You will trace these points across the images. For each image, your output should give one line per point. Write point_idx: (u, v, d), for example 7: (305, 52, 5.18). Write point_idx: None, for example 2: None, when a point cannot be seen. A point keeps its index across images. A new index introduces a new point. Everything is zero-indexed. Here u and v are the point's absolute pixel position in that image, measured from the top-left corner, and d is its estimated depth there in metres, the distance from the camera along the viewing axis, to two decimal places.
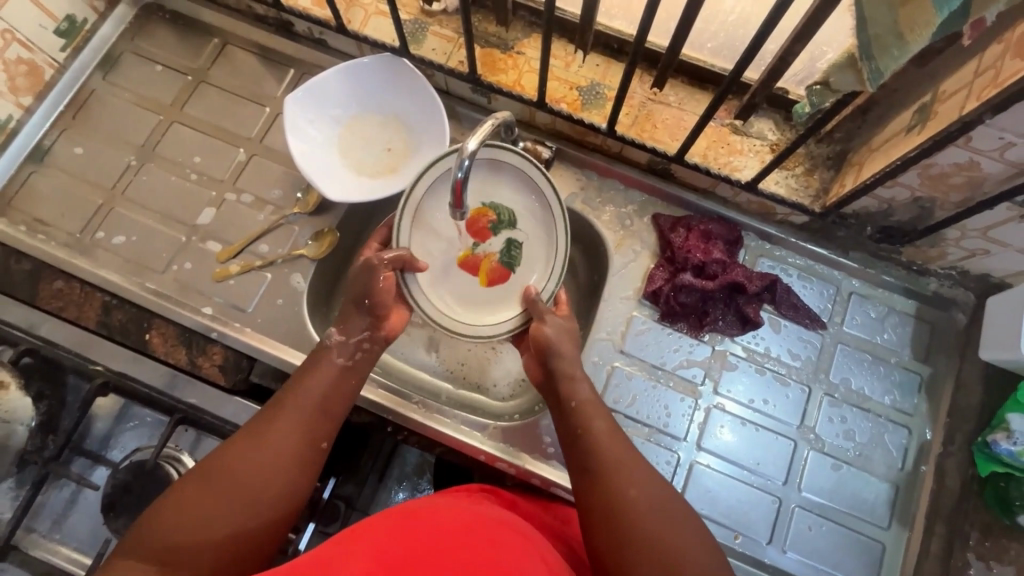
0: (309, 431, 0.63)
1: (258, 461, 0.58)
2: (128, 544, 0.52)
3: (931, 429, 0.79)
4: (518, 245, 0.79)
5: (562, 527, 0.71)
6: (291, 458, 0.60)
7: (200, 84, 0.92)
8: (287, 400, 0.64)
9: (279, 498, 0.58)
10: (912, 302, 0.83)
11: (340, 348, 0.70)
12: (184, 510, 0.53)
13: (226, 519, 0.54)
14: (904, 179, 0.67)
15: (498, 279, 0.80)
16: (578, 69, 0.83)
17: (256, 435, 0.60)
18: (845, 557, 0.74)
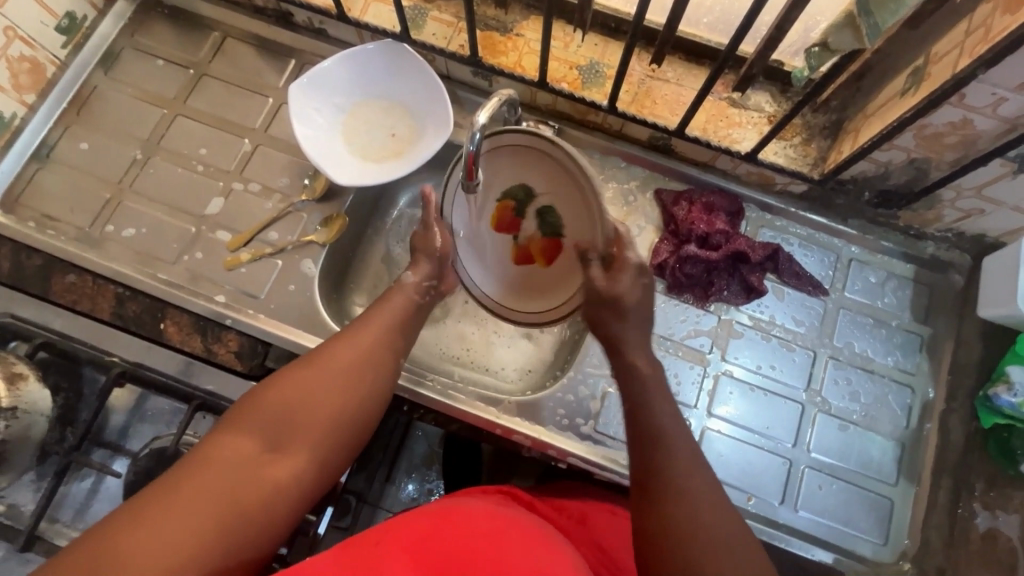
0: (389, 345, 0.68)
1: (349, 363, 0.63)
2: (233, 423, 0.56)
3: (934, 386, 0.81)
4: (548, 209, 0.74)
5: (576, 530, 0.70)
6: (375, 366, 0.65)
7: (203, 77, 0.93)
8: (372, 317, 0.70)
9: (367, 398, 0.63)
10: (910, 267, 0.85)
11: (416, 286, 0.75)
12: (287, 398, 0.58)
13: (319, 412, 0.59)
14: (900, 141, 0.69)
15: (555, 252, 0.76)
16: (577, 49, 0.85)
17: (345, 342, 0.65)
18: (856, 514, 0.77)
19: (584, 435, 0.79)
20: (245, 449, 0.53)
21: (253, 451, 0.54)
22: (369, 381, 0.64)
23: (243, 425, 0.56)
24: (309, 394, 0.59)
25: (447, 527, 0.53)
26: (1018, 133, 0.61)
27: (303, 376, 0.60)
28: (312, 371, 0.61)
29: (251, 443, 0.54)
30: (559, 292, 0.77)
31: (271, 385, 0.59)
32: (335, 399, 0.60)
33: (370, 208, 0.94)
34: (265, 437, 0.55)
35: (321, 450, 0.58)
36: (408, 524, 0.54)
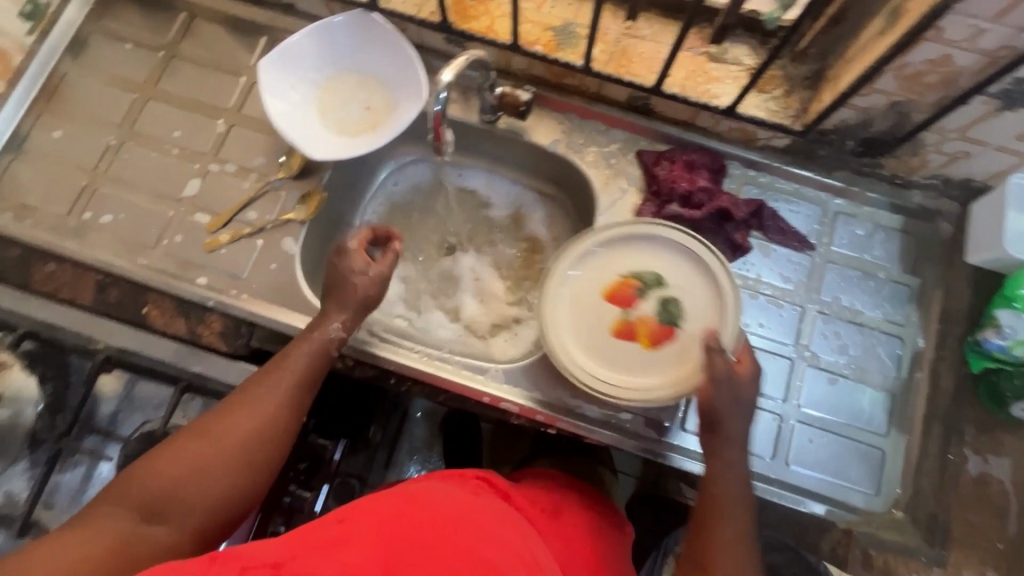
0: (293, 409, 0.65)
1: (241, 434, 0.61)
2: (113, 489, 0.54)
3: (924, 335, 0.80)
4: (673, 300, 0.75)
5: (547, 521, 0.69)
6: (274, 434, 0.63)
7: (173, 59, 0.91)
8: (278, 375, 0.66)
9: (258, 465, 0.61)
10: (897, 217, 0.84)
11: (335, 338, 0.71)
12: (173, 470, 0.56)
13: (211, 484, 0.57)
14: (880, 84, 0.67)
15: (665, 339, 0.74)
16: (550, 10, 0.83)
17: (245, 406, 0.62)
18: (848, 466, 0.76)
19: (574, 400, 0.78)
20: (116, 525, 0.52)
21: (126, 526, 0.53)
22: (265, 451, 0.62)
23: (121, 493, 0.54)
24: (195, 466, 0.57)
25: (412, 510, 0.55)
26: (999, 66, 0.60)
27: (191, 447, 0.58)
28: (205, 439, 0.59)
29: (126, 517, 0.53)
30: (665, 381, 0.72)
31: (157, 452, 0.57)
32: (223, 474, 0.58)
33: (350, 185, 0.93)
34: (139, 511, 0.54)
35: (200, 523, 0.57)
36: (374, 506, 0.55)
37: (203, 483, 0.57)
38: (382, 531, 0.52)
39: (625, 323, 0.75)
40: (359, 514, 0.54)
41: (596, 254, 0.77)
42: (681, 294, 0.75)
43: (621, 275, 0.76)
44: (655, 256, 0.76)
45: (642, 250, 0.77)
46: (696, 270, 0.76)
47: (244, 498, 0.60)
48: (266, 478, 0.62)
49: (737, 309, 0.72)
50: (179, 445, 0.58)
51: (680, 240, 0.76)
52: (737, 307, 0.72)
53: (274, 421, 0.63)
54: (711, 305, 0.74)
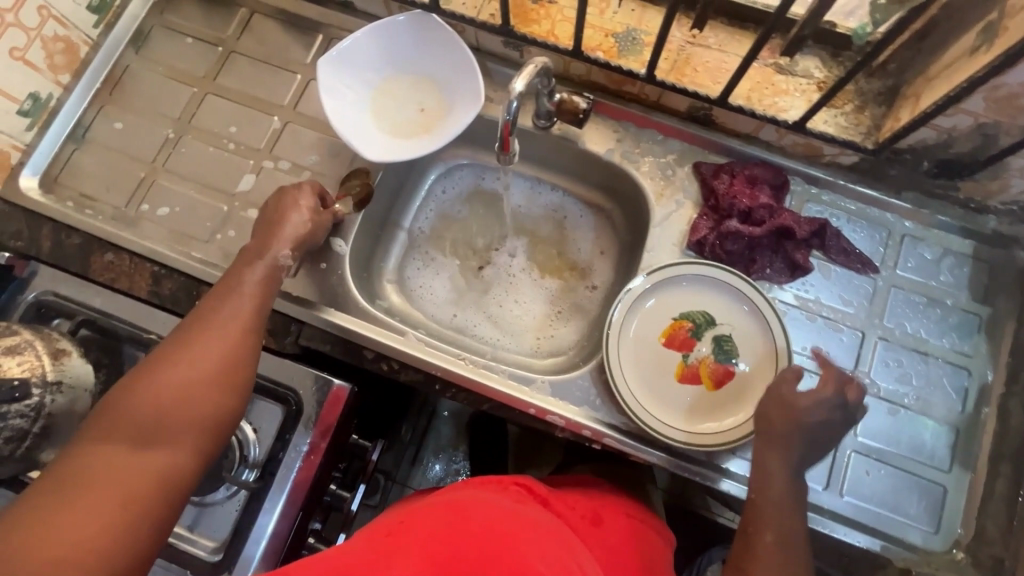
0: (256, 322, 0.63)
1: (207, 350, 0.57)
2: (94, 428, 0.51)
3: (993, 369, 0.76)
4: (727, 339, 0.78)
5: (590, 530, 0.68)
6: (246, 347, 0.60)
7: (231, 54, 0.92)
8: (233, 296, 0.63)
9: (236, 376, 0.58)
10: (969, 242, 0.80)
11: (279, 258, 0.69)
12: (150, 394, 0.53)
13: (193, 402, 0.54)
14: (967, 105, 0.63)
15: (725, 379, 0.76)
16: (613, 16, 0.81)
17: (208, 324, 0.59)
18: (905, 502, 0.73)
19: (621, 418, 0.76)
20: (109, 457, 0.49)
21: (120, 456, 0.49)
22: (239, 365, 0.58)
23: (103, 429, 0.50)
24: (174, 387, 0.54)
25: (463, 523, 0.53)
26: None
27: (162, 372, 0.54)
28: (176, 361, 0.55)
29: (117, 447, 0.49)
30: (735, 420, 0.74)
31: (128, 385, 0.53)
32: (201, 390, 0.55)
33: (399, 186, 0.92)
34: (130, 440, 0.50)
35: (193, 443, 0.53)
36: (426, 523, 0.53)
37: (185, 404, 0.54)
38: (435, 545, 0.50)
39: (686, 367, 0.77)
40: (410, 532, 0.52)
41: (653, 298, 0.80)
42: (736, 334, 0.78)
43: (674, 319, 0.79)
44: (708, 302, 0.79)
45: (696, 296, 0.79)
46: (743, 310, 0.78)
47: (229, 415, 0.57)
48: (245, 390, 0.58)
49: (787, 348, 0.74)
50: (150, 375, 0.54)
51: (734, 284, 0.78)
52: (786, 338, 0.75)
53: (240, 335, 0.60)
54: (764, 346, 0.76)
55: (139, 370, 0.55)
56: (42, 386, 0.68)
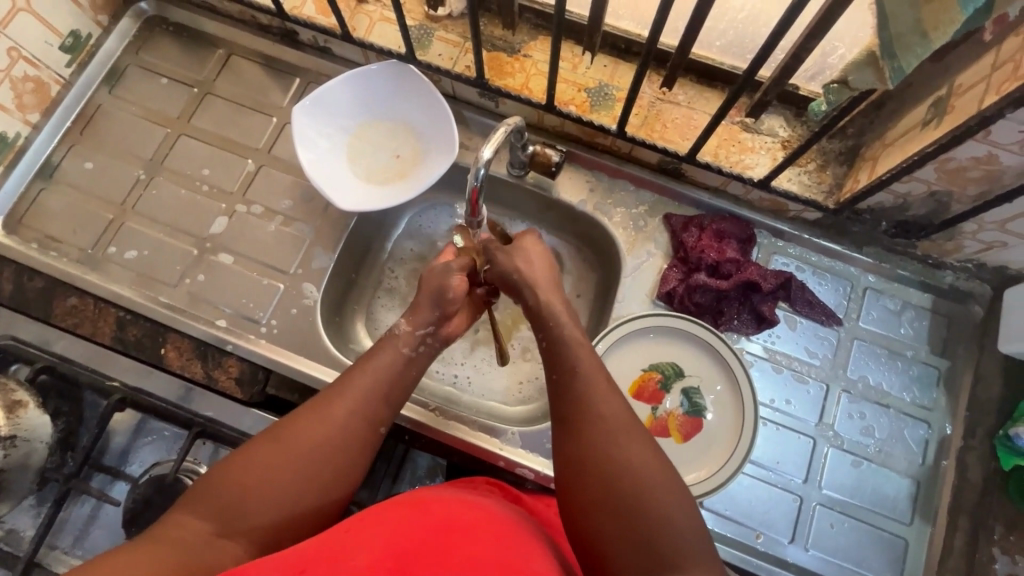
0: (369, 414, 0.59)
1: (314, 443, 0.54)
2: (191, 498, 0.51)
3: (951, 422, 0.78)
4: (695, 390, 0.79)
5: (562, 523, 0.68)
6: (349, 442, 0.56)
7: (207, 95, 0.92)
8: (352, 378, 0.60)
9: (334, 481, 0.55)
10: (928, 296, 0.82)
11: (408, 338, 0.66)
12: (243, 477, 0.51)
13: (284, 495, 0.52)
14: (920, 174, 0.66)
15: (693, 431, 0.77)
16: (586, 71, 0.83)
17: (319, 410, 0.57)
18: (868, 555, 0.74)
19: None
20: (190, 536, 0.48)
21: (199, 537, 0.49)
22: (335, 460, 0.55)
23: (197, 501, 0.50)
24: (265, 474, 0.52)
25: (421, 518, 0.52)
26: None
27: (273, 457, 0.53)
28: (275, 447, 0.53)
29: (200, 526, 0.49)
30: (704, 471, 0.75)
31: (232, 462, 0.52)
32: (289, 482, 0.52)
33: (374, 229, 0.92)
34: (214, 525, 0.49)
35: (268, 538, 0.51)
36: (383, 517, 0.53)
37: (277, 497, 0.52)
38: (392, 542, 0.49)
39: (655, 420, 0.78)
40: (367, 524, 0.52)
41: (627, 349, 0.80)
42: (703, 385, 0.79)
43: (643, 370, 0.80)
44: (677, 353, 0.80)
45: (665, 349, 0.80)
46: (709, 359, 0.80)
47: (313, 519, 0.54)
48: (339, 493, 0.55)
49: (753, 396, 0.76)
50: (253, 452, 0.53)
51: (699, 333, 0.79)
52: (752, 386, 0.76)
53: (354, 435, 0.57)
54: (731, 398, 0.78)
55: (255, 441, 0.54)
56: None
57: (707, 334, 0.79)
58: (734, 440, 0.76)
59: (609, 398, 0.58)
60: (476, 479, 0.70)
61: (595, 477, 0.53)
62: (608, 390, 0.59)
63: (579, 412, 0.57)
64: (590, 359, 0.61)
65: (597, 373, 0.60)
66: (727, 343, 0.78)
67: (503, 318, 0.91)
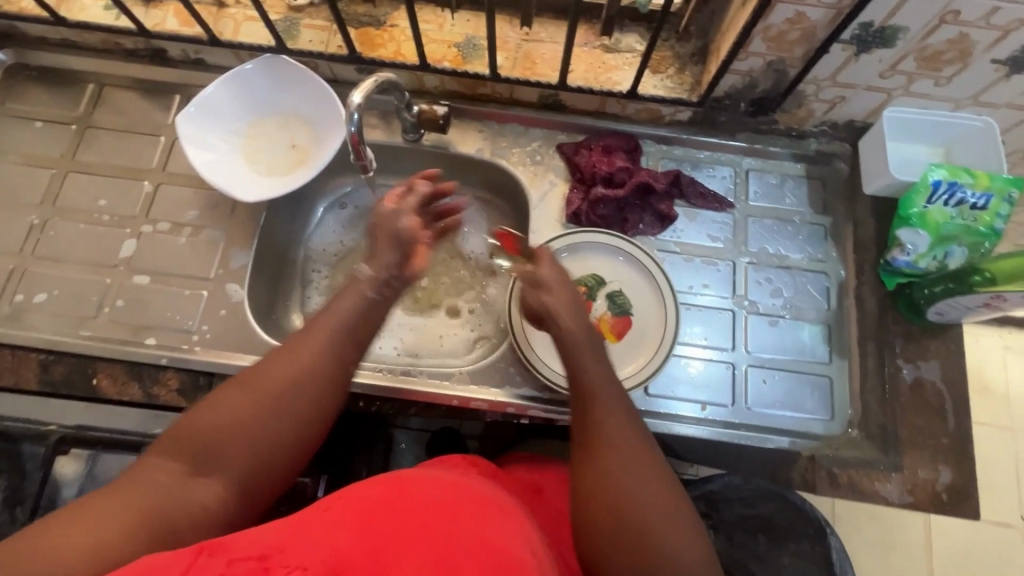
0: (340, 355, 0.59)
1: (280, 378, 0.56)
2: (165, 443, 0.52)
3: (844, 266, 0.87)
4: (618, 293, 0.85)
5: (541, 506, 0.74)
6: (321, 380, 0.57)
7: (87, 130, 0.91)
8: (317, 321, 0.61)
9: (304, 416, 0.56)
10: (800, 165, 0.91)
11: (372, 280, 0.65)
12: (216, 418, 0.53)
13: (254, 431, 0.53)
14: (753, 48, 0.74)
15: (625, 329, 0.83)
16: (452, 28, 0.88)
17: (287, 350, 0.58)
18: (801, 398, 0.82)
19: (536, 387, 0.81)
20: (167, 474, 0.50)
21: (177, 475, 0.50)
22: (309, 398, 0.56)
23: (172, 443, 0.52)
24: (236, 417, 0.53)
25: (400, 497, 0.54)
26: (844, 15, 0.67)
27: (239, 397, 0.54)
28: (246, 390, 0.55)
29: (176, 465, 0.51)
30: (640, 361, 0.81)
31: (204, 405, 0.54)
32: (264, 422, 0.54)
33: (290, 222, 0.93)
34: (189, 464, 0.51)
35: (244, 476, 0.52)
36: (363, 495, 0.54)
37: (248, 433, 0.53)
38: (366, 521, 0.50)
39: None
40: (341, 509, 0.52)
41: None
42: (625, 287, 0.85)
43: None
44: (595, 264, 0.86)
45: (585, 263, 0.86)
46: (625, 263, 0.86)
47: (287, 455, 0.55)
48: (312, 427, 0.56)
49: (669, 284, 0.82)
50: (224, 395, 0.54)
51: (611, 242, 0.85)
52: (667, 275, 0.83)
53: (321, 370, 0.58)
54: (651, 293, 0.84)
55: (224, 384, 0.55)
56: None
57: (616, 240, 0.85)
58: (662, 327, 0.82)
59: (622, 426, 0.56)
60: (454, 457, 0.73)
61: (604, 512, 0.50)
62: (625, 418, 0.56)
63: (595, 435, 0.55)
64: (605, 372, 0.60)
65: (612, 392, 0.58)
66: (636, 244, 0.85)
67: (437, 279, 0.95)
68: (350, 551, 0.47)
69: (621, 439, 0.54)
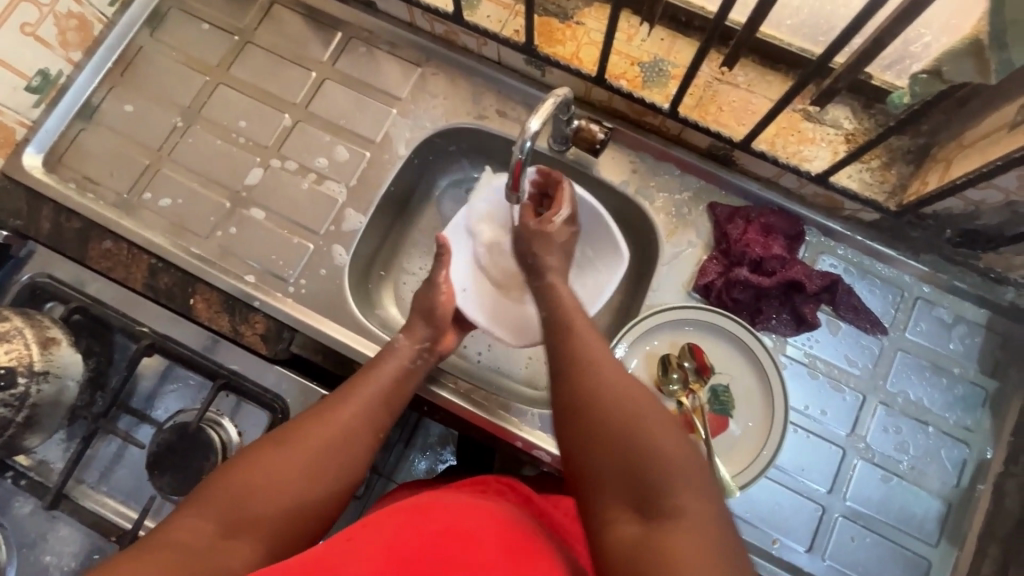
0: (369, 421, 0.63)
1: (317, 444, 0.58)
2: (193, 503, 0.51)
3: (993, 446, 0.74)
4: (723, 389, 0.75)
5: (582, 532, 0.63)
6: (348, 445, 0.60)
7: (247, 44, 0.90)
8: (357, 385, 0.65)
9: (336, 482, 0.58)
10: (984, 312, 0.77)
11: (409, 351, 0.71)
12: (253, 477, 0.54)
13: (287, 494, 0.55)
14: (1000, 181, 0.61)
15: (717, 431, 0.74)
16: (641, 44, 0.79)
17: (326, 415, 0.61)
18: (887, 571, 0.72)
19: None
20: (195, 537, 0.48)
21: (204, 539, 0.48)
22: (335, 463, 0.58)
23: (204, 503, 0.51)
24: (271, 479, 0.54)
25: (425, 524, 0.51)
26: None
27: (276, 460, 0.56)
28: (281, 455, 0.56)
29: (205, 527, 0.49)
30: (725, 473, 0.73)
31: (240, 466, 0.55)
32: (297, 486, 0.55)
33: (406, 194, 0.90)
34: (220, 522, 0.50)
35: (273, 541, 0.52)
36: (386, 523, 0.51)
37: (281, 494, 0.54)
38: (397, 547, 0.48)
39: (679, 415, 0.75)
40: (372, 532, 0.50)
41: (655, 337, 0.78)
42: (732, 384, 0.76)
43: (664, 363, 0.76)
44: (706, 347, 0.77)
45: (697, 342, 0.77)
46: (741, 358, 0.76)
47: (313, 515, 0.56)
48: (341, 495, 0.58)
49: (785, 402, 0.72)
50: (259, 457, 0.56)
51: (735, 331, 0.76)
52: (785, 389, 0.73)
53: (355, 434, 0.61)
54: (760, 401, 0.75)
55: (262, 444, 0.57)
56: (28, 375, 0.68)
57: (739, 331, 0.75)
58: (760, 445, 0.73)
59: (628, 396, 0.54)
60: (485, 479, 0.67)
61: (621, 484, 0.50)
62: (630, 390, 0.55)
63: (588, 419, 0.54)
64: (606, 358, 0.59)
65: (625, 381, 0.56)
66: (761, 342, 0.74)
67: None
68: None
69: (608, 395, 0.54)
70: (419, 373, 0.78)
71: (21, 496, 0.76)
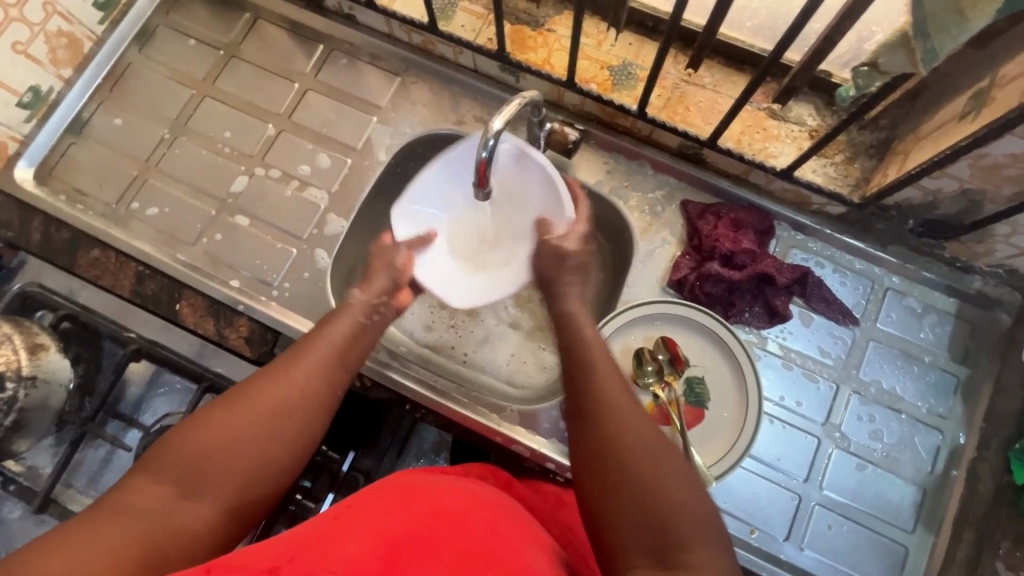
0: (327, 376, 0.61)
1: (273, 398, 0.56)
2: (144, 466, 0.49)
3: (966, 432, 0.76)
4: (698, 381, 0.77)
5: (559, 514, 0.67)
6: (307, 401, 0.58)
7: (232, 58, 0.93)
8: (313, 344, 0.64)
9: (297, 437, 0.56)
10: (953, 301, 0.79)
11: (364, 306, 0.70)
12: (206, 436, 0.52)
13: (244, 451, 0.52)
14: (953, 169, 0.63)
15: (694, 422, 0.76)
16: (610, 48, 0.82)
17: (281, 371, 0.59)
18: (865, 558, 0.73)
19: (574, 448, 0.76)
20: (152, 501, 0.46)
21: (162, 502, 0.47)
22: (293, 418, 0.57)
23: (156, 466, 0.49)
24: (227, 437, 0.52)
25: (415, 505, 0.51)
26: None
27: (230, 418, 0.53)
28: (237, 411, 0.54)
29: (162, 489, 0.47)
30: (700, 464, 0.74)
31: (193, 425, 0.52)
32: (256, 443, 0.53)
33: None
34: (176, 485, 0.48)
35: (234, 502, 0.51)
36: (376, 500, 0.51)
37: (241, 452, 0.52)
38: (391, 527, 0.48)
39: (658, 407, 0.76)
40: (362, 510, 0.50)
41: (631, 332, 0.79)
42: (707, 377, 0.77)
43: (641, 356, 0.78)
44: (682, 340, 0.79)
45: (673, 336, 0.79)
46: (716, 350, 0.78)
47: (273, 471, 0.54)
48: (303, 450, 0.57)
49: (759, 393, 0.74)
50: (209, 415, 0.53)
51: (708, 325, 0.77)
52: (759, 379, 0.74)
53: (312, 388, 0.59)
54: (735, 392, 0.76)
55: (213, 404, 0.55)
56: (15, 379, 0.70)
57: (713, 324, 0.77)
58: (735, 436, 0.74)
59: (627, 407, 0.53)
60: (471, 467, 0.68)
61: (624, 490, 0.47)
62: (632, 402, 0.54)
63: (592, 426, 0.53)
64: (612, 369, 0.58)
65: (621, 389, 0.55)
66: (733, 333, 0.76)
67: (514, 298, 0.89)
68: (366, 558, 0.44)
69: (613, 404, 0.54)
70: (401, 372, 0.79)
71: (10, 502, 0.77)
